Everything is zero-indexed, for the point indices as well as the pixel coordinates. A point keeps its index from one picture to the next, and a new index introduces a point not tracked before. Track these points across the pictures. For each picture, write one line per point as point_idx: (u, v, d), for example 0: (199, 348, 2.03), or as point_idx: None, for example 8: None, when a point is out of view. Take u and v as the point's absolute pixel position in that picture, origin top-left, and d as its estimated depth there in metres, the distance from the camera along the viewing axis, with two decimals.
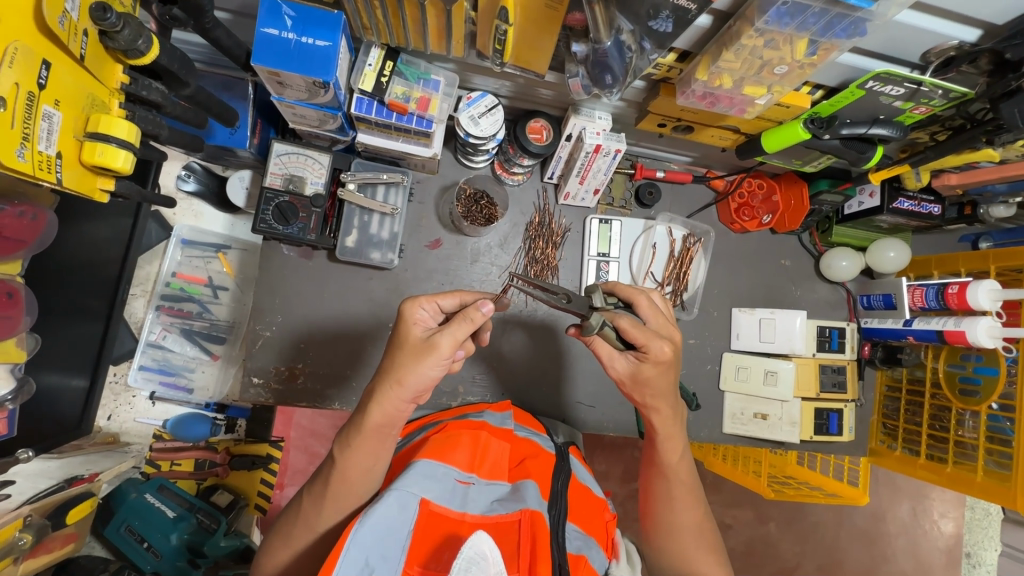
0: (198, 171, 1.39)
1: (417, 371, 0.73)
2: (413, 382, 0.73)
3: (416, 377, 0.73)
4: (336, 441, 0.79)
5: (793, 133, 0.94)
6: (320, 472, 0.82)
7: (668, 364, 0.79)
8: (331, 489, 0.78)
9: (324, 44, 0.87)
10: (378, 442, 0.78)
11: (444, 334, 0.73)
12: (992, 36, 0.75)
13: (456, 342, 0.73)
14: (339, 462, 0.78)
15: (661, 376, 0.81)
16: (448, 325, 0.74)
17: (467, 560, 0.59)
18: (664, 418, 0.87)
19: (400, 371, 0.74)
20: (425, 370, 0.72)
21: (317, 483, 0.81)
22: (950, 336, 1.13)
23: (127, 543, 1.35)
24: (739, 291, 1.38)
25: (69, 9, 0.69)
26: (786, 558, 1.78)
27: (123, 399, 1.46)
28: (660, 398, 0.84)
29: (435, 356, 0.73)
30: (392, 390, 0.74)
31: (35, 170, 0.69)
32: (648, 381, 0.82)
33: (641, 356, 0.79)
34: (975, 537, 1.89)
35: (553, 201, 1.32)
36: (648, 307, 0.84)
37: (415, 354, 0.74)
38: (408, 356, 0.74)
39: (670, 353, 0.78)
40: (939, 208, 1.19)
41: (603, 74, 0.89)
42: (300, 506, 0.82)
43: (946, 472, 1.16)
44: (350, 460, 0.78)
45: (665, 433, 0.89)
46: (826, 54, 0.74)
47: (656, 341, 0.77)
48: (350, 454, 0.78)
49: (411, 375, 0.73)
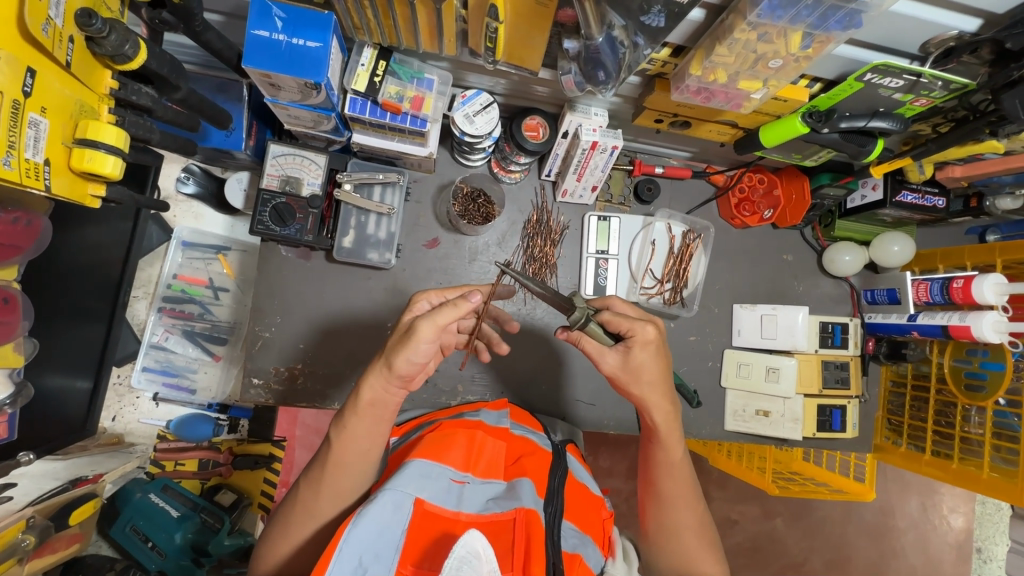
0: (197, 173, 1.41)
1: (404, 354, 0.73)
2: (401, 366, 0.73)
3: (402, 360, 0.73)
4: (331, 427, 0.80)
5: (793, 127, 0.92)
6: (317, 457, 0.82)
7: (657, 346, 0.82)
8: (328, 476, 0.79)
9: (316, 45, 0.86)
10: (376, 422, 0.79)
11: (426, 319, 0.72)
12: (993, 26, 0.73)
13: (438, 327, 0.72)
14: (340, 449, 0.78)
15: (653, 362, 0.82)
16: (433, 311, 0.73)
17: (459, 559, 0.58)
18: (665, 414, 0.87)
19: (389, 354, 0.74)
20: (410, 354, 0.72)
21: (313, 469, 0.81)
22: (955, 331, 1.12)
23: (132, 541, 1.37)
24: (741, 287, 1.37)
25: (54, 16, 0.69)
26: (794, 553, 1.77)
27: (127, 400, 1.48)
28: (656, 388, 0.84)
29: (418, 339, 0.72)
30: (382, 371, 0.75)
31: (22, 177, 0.69)
32: (640, 370, 0.82)
33: (629, 342, 0.81)
34: (986, 533, 1.88)
35: (551, 198, 1.31)
36: (621, 306, 0.92)
37: (402, 339, 0.74)
38: (395, 341, 0.75)
39: (654, 334, 0.82)
40: (944, 201, 1.16)
41: (596, 70, 0.88)
42: (297, 496, 0.82)
43: (952, 469, 1.14)
44: (344, 443, 0.78)
45: (665, 428, 0.88)
46: (821, 46, 0.73)
47: (640, 324, 0.81)
48: (357, 439, 0.78)
49: (398, 358, 0.73)
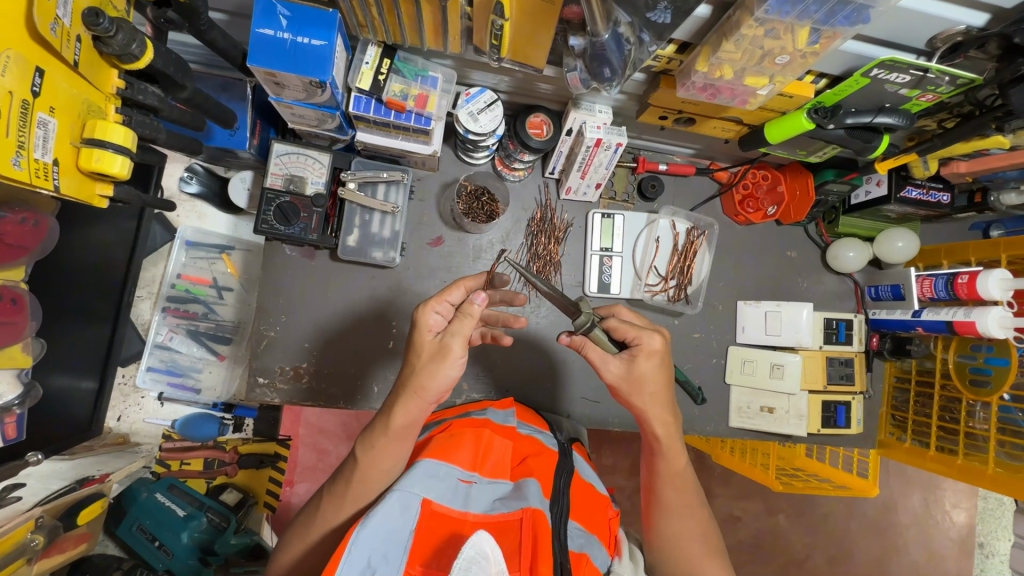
0: (200, 172, 1.41)
1: (438, 374, 0.74)
2: (434, 386, 0.75)
3: (437, 380, 0.74)
4: (359, 441, 0.80)
5: (798, 123, 0.92)
6: (340, 473, 0.82)
7: (661, 356, 0.82)
8: (354, 489, 0.79)
9: (320, 43, 0.86)
10: (401, 444, 0.78)
11: (453, 337, 0.73)
12: (1001, 20, 0.73)
13: (466, 339, 0.74)
14: (363, 462, 0.78)
15: (657, 371, 0.82)
16: (454, 325, 0.74)
17: (468, 560, 0.58)
18: (664, 423, 0.87)
19: (419, 379, 0.75)
20: (447, 372, 0.74)
21: (336, 484, 0.82)
22: (960, 326, 1.11)
23: (139, 541, 1.37)
24: (745, 283, 1.37)
25: (61, 15, 0.68)
26: (796, 550, 1.78)
27: (132, 400, 1.48)
28: (657, 398, 0.84)
29: (452, 358, 0.73)
30: (415, 397, 0.75)
31: (32, 177, 0.69)
32: (642, 380, 0.82)
33: (635, 351, 0.81)
34: (988, 528, 1.89)
35: (554, 196, 1.31)
36: (626, 313, 0.93)
37: (431, 360, 0.74)
38: (426, 361, 0.75)
39: (660, 344, 0.82)
40: (949, 197, 1.16)
41: (601, 67, 0.87)
42: (317, 508, 0.83)
43: (956, 464, 1.15)
44: (369, 457, 0.78)
45: (665, 438, 0.88)
46: (829, 42, 0.73)
47: (647, 332, 0.82)
48: (370, 452, 0.78)
49: (432, 380, 0.74)
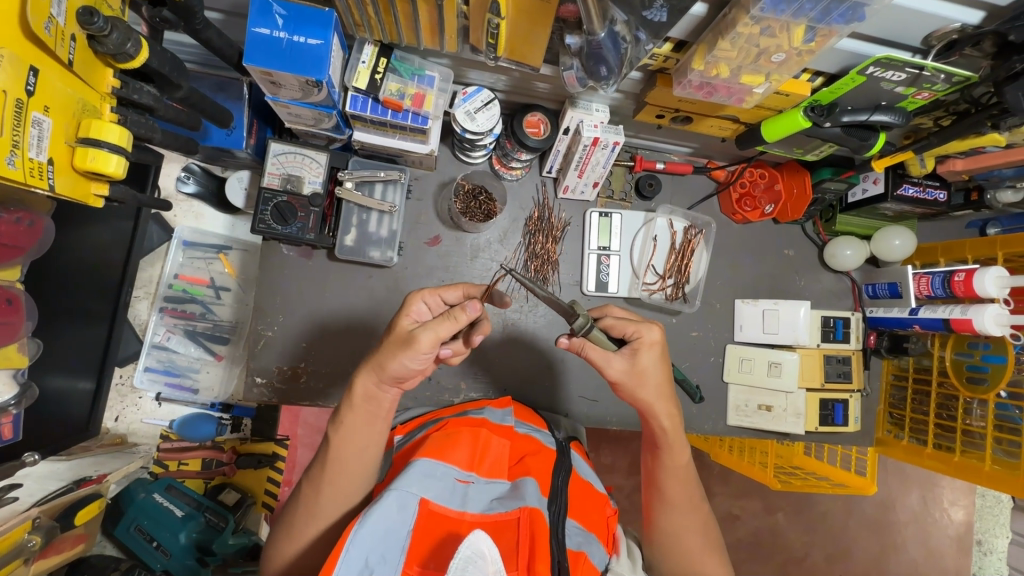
0: (197, 172, 1.41)
1: (398, 361, 0.73)
2: (392, 370, 0.73)
3: (395, 365, 0.73)
4: (330, 421, 0.81)
5: (794, 121, 0.92)
6: (317, 458, 0.83)
7: (661, 347, 0.83)
8: (330, 472, 0.79)
9: (317, 42, 0.86)
10: (371, 420, 0.80)
11: (425, 330, 0.71)
12: (995, 18, 0.73)
13: (437, 338, 0.72)
14: (335, 440, 0.79)
15: (658, 363, 0.83)
16: (432, 321, 0.72)
17: (465, 559, 0.58)
18: (669, 417, 0.87)
19: (382, 358, 0.74)
20: (404, 361, 0.72)
21: (314, 467, 0.82)
22: (957, 324, 1.11)
23: (137, 542, 1.37)
24: (742, 282, 1.37)
25: (56, 14, 0.68)
26: (795, 548, 1.78)
27: (129, 401, 1.48)
28: (662, 392, 0.85)
29: (413, 349, 0.71)
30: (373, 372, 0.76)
31: (27, 177, 0.69)
32: (646, 373, 0.83)
33: (636, 345, 0.82)
34: (987, 525, 1.89)
35: (552, 195, 1.31)
36: (620, 310, 0.93)
37: (396, 345, 0.73)
38: (392, 345, 0.74)
39: (660, 336, 0.83)
40: (945, 195, 1.16)
41: (598, 66, 0.87)
42: (301, 495, 0.82)
43: (954, 462, 1.15)
44: (341, 436, 0.79)
45: (670, 432, 0.88)
46: (824, 40, 0.73)
47: (645, 325, 0.83)
48: (353, 440, 0.79)
49: (391, 363, 0.73)
